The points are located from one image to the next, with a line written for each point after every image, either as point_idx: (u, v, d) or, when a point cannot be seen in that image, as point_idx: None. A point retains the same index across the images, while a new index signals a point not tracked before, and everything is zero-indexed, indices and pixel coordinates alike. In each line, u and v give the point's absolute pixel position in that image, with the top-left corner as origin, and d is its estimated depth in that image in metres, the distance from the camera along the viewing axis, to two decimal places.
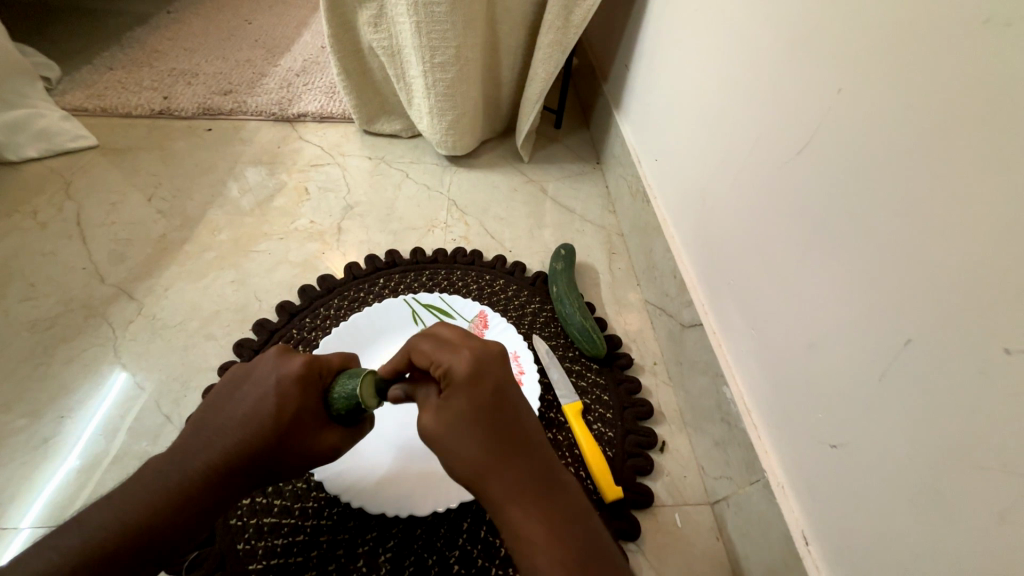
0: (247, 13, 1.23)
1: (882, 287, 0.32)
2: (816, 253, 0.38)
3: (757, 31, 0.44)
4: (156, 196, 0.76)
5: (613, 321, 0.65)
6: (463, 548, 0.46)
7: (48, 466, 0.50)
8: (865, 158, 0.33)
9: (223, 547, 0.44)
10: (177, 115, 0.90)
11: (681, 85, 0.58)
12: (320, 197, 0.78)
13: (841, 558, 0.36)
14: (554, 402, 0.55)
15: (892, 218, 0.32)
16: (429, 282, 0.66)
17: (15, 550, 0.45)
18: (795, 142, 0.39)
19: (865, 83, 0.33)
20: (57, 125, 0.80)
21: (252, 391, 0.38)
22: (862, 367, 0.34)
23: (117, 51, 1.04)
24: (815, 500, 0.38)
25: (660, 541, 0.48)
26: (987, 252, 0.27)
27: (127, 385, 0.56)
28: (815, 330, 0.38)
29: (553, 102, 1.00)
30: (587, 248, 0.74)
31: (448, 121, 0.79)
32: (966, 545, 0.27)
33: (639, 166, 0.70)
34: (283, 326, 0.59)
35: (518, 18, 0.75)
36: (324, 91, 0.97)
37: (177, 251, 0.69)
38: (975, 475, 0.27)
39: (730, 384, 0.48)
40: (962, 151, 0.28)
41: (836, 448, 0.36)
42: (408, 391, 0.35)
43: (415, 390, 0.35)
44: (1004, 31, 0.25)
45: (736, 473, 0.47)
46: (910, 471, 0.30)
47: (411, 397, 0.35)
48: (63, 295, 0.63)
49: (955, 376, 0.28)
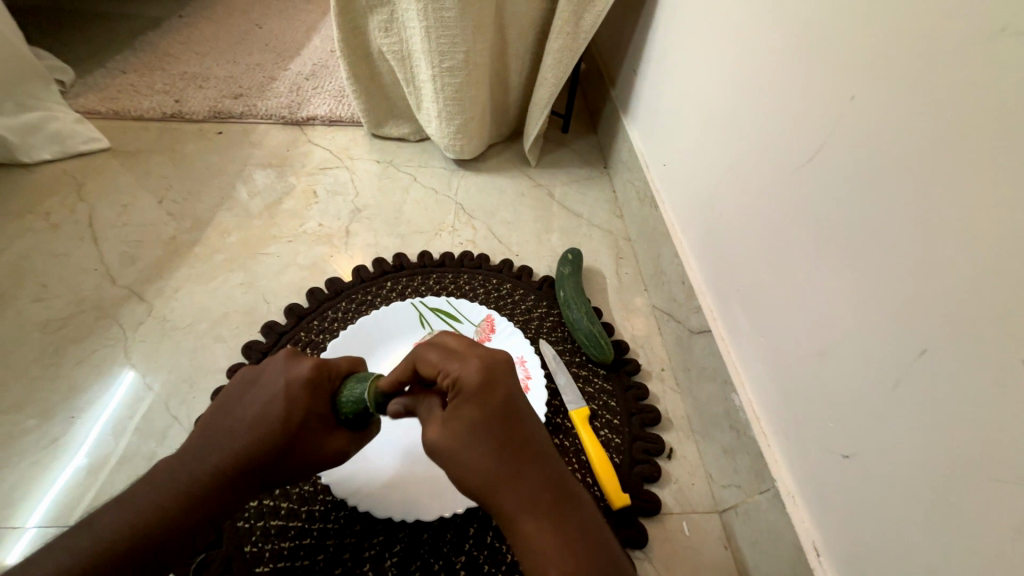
0: (257, 17, 1.24)
1: (895, 296, 0.32)
2: (826, 261, 0.37)
3: (768, 37, 0.44)
4: (167, 198, 0.77)
5: (621, 326, 0.65)
6: (469, 553, 0.46)
7: (57, 465, 0.51)
8: (877, 165, 0.33)
9: (230, 548, 0.44)
10: (188, 118, 0.91)
11: (690, 91, 0.58)
12: (328, 200, 0.79)
13: (852, 569, 0.35)
14: (561, 407, 0.55)
15: (905, 226, 0.31)
16: (436, 286, 0.66)
17: (23, 550, 0.46)
18: (806, 149, 0.39)
19: (878, 90, 0.33)
20: (70, 128, 0.81)
21: (260, 395, 0.38)
22: (874, 377, 0.34)
23: (129, 55, 1.05)
24: (826, 509, 0.37)
25: (667, 548, 0.48)
26: (1002, 261, 0.26)
27: (135, 386, 0.56)
28: (826, 338, 0.38)
29: (560, 106, 1.00)
30: (595, 253, 0.74)
31: (456, 125, 0.79)
32: (981, 558, 0.27)
33: (648, 171, 0.70)
34: (291, 329, 0.60)
35: (527, 24, 0.75)
36: (334, 95, 0.98)
37: (187, 253, 0.70)
38: (991, 487, 0.27)
39: (738, 392, 0.48)
40: (978, 159, 0.27)
41: (847, 458, 0.35)
42: (407, 404, 0.35)
43: (416, 405, 0.35)
44: (1021, 40, 0.25)
45: (744, 480, 0.47)
46: (922, 481, 0.30)
47: (411, 412, 0.35)
48: (74, 296, 0.64)
49: (969, 387, 0.28)
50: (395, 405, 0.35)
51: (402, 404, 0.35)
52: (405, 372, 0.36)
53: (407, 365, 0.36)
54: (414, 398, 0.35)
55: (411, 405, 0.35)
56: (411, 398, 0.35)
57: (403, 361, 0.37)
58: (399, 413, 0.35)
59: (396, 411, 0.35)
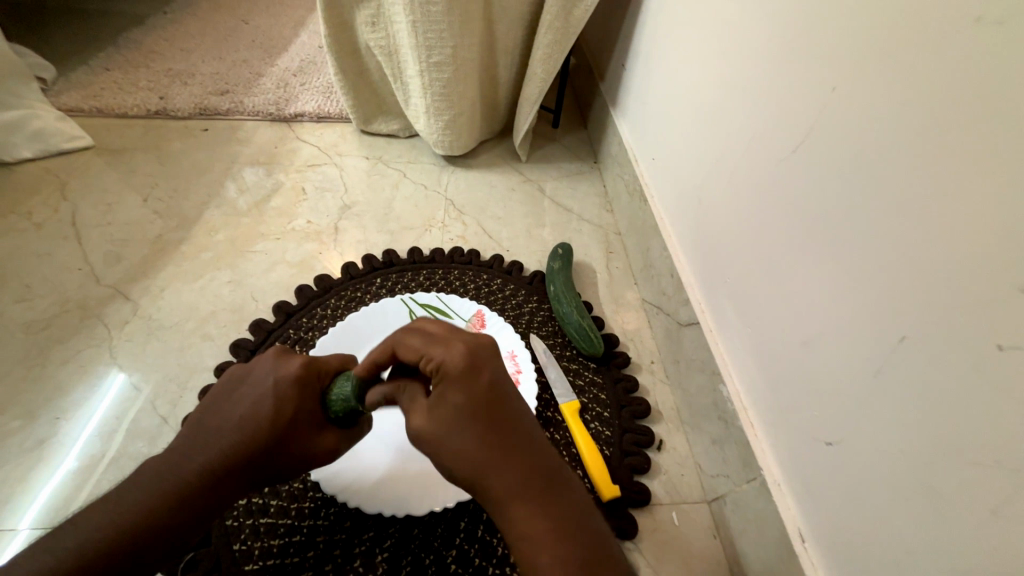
0: (244, 13, 1.23)
1: (880, 284, 0.32)
2: (811, 252, 0.38)
3: (753, 29, 0.44)
4: (152, 196, 0.76)
5: (611, 320, 0.65)
6: (460, 547, 0.46)
7: (45, 467, 0.50)
8: (858, 156, 0.33)
9: (219, 548, 0.44)
10: (174, 115, 0.90)
11: (677, 83, 0.58)
12: (317, 196, 0.78)
13: (836, 555, 0.36)
14: (551, 401, 0.55)
15: (888, 214, 0.31)
16: (426, 281, 0.66)
17: (13, 552, 0.45)
18: (791, 140, 0.39)
19: (860, 82, 0.33)
20: (52, 126, 0.80)
21: (250, 392, 0.37)
22: (856, 364, 0.34)
23: (113, 51, 1.04)
24: (811, 497, 0.38)
25: (657, 540, 0.48)
26: (982, 249, 0.27)
27: (124, 387, 0.56)
28: (809, 327, 0.38)
29: (550, 101, 1.00)
30: (585, 247, 0.74)
31: (445, 120, 0.79)
32: (963, 543, 0.27)
33: (636, 165, 0.70)
34: (280, 327, 0.59)
35: (514, 18, 0.75)
36: (322, 91, 0.97)
37: (173, 252, 0.69)
38: (971, 472, 0.27)
39: (726, 382, 0.48)
40: (957, 149, 0.28)
41: (831, 446, 0.36)
42: (388, 393, 0.36)
43: (395, 392, 0.35)
44: (997, 29, 0.25)
45: (732, 470, 0.47)
46: (903, 466, 0.31)
47: (391, 399, 0.36)
48: (59, 296, 0.63)
49: (947, 372, 0.28)
50: (375, 394, 0.36)
51: (382, 394, 0.36)
52: (381, 355, 0.36)
53: (386, 351, 0.36)
54: (394, 385, 0.35)
55: (392, 394, 0.35)
56: (391, 386, 0.36)
57: (381, 344, 0.36)
58: (379, 402, 0.36)
59: (378, 399, 0.36)
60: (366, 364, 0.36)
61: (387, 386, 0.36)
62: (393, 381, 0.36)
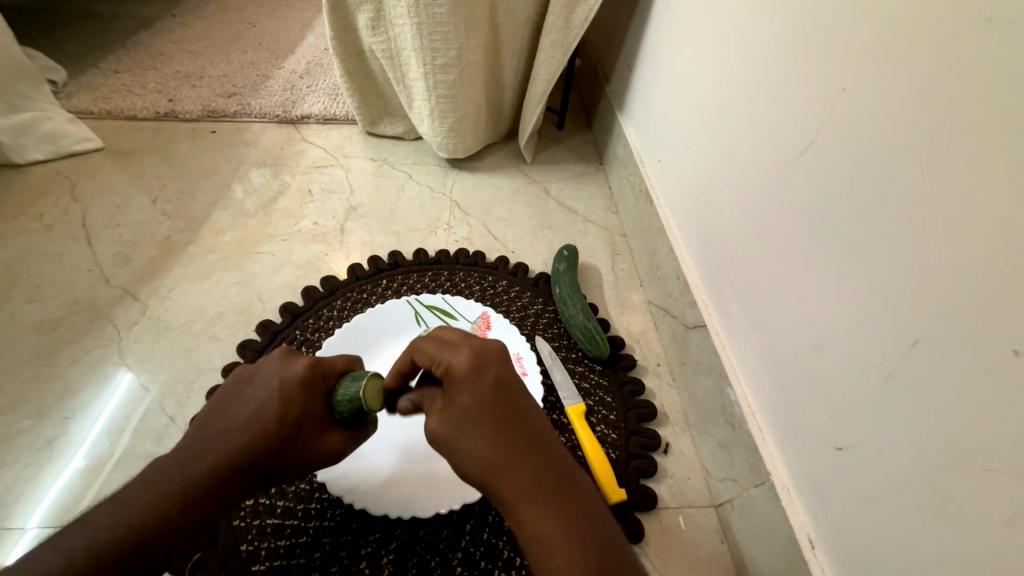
0: (251, 15, 1.24)
1: (891, 288, 0.32)
2: (821, 254, 0.37)
3: (760, 31, 0.44)
4: (161, 198, 0.76)
5: (617, 322, 0.65)
6: (466, 550, 0.46)
7: (53, 466, 0.50)
8: (868, 158, 0.33)
9: (226, 548, 0.44)
10: (181, 117, 0.90)
11: (683, 84, 0.58)
12: (323, 198, 0.79)
13: (846, 560, 0.35)
14: (557, 404, 0.55)
15: (899, 217, 0.31)
16: (432, 283, 0.66)
17: (22, 550, 0.46)
18: (799, 143, 0.39)
19: (869, 84, 0.33)
20: (63, 128, 0.80)
21: (257, 394, 0.38)
22: (866, 368, 0.34)
23: (121, 54, 1.05)
24: (820, 502, 0.38)
25: (664, 543, 0.48)
26: (995, 252, 0.26)
27: (131, 387, 0.56)
28: (818, 330, 0.38)
29: (555, 103, 1.00)
30: (590, 249, 0.74)
31: (450, 123, 0.79)
32: (976, 549, 0.27)
33: (642, 167, 0.70)
34: (286, 328, 0.60)
35: (520, 19, 0.75)
36: (328, 93, 0.98)
37: (181, 253, 0.69)
38: (984, 478, 0.27)
39: (734, 385, 0.48)
40: (969, 152, 0.27)
41: (841, 450, 0.36)
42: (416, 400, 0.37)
43: (421, 399, 0.36)
44: (1010, 29, 0.25)
45: (739, 475, 0.47)
46: (915, 472, 0.30)
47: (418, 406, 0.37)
48: (68, 296, 0.63)
49: (959, 377, 0.28)
50: (405, 403, 0.37)
51: (412, 400, 0.37)
52: (405, 363, 0.38)
53: (408, 359, 0.38)
54: (419, 393, 0.37)
55: (417, 401, 0.36)
56: (417, 394, 0.37)
57: (403, 353, 0.39)
58: (410, 410, 0.37)
59: (407, 407, 0.37)
60: (395, 374, 0.39)
61: (414, 394, 0.37)
62: (418, 388, 0.37)
